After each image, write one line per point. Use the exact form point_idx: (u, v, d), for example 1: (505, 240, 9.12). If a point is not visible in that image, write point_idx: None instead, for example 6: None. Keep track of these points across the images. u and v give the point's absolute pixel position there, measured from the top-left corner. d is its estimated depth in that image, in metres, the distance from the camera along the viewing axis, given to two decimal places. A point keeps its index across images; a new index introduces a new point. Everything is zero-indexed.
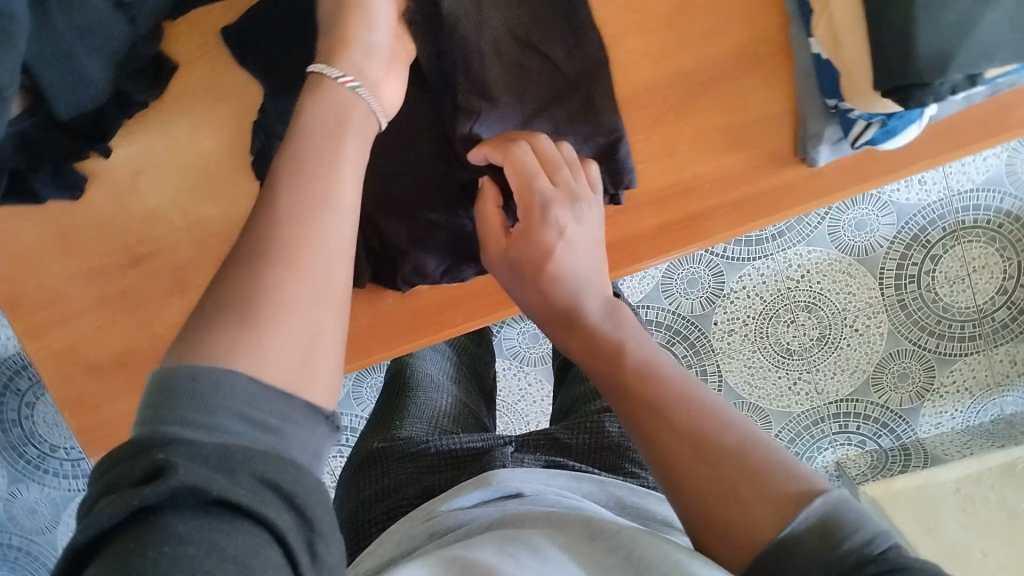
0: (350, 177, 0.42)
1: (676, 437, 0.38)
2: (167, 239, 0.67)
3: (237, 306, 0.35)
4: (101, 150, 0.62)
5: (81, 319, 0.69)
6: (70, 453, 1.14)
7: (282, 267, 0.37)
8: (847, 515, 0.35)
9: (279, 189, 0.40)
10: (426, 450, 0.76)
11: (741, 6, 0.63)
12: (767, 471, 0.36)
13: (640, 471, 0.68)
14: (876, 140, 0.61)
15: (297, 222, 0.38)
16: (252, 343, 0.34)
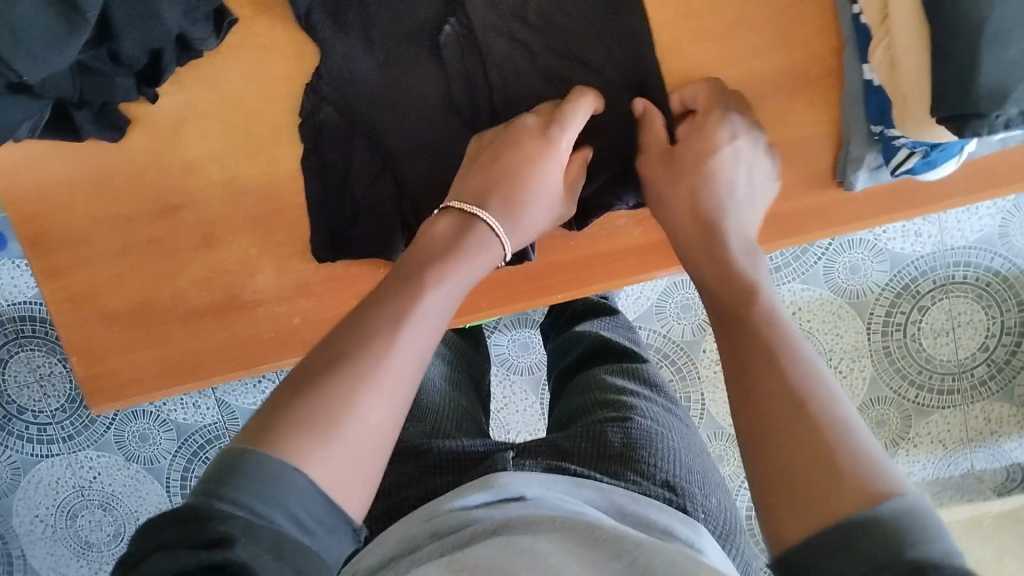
0: (431, 303, 0.50)
1: (768, 397, 0.43)
2: (201, 193, 0.67)
3: (311, 406, 0.43)
4: (148, 95, 0.62)
5: (102, 265, 0.68)
6: (38, 416, 1.16)
7: (357, 388, 0.43)
8: (918, 522, 0.36)
9: (374, 320, 0.47)
10: (428, 450, 0.75)
11: (798, 26, 0.64)
12: (850, 468, 0.39)
13: (643, 481, 0.67)
14: (917, 170, 0.62)
15: (380, 345, 0.46)
16: (319, 450, 0.41)
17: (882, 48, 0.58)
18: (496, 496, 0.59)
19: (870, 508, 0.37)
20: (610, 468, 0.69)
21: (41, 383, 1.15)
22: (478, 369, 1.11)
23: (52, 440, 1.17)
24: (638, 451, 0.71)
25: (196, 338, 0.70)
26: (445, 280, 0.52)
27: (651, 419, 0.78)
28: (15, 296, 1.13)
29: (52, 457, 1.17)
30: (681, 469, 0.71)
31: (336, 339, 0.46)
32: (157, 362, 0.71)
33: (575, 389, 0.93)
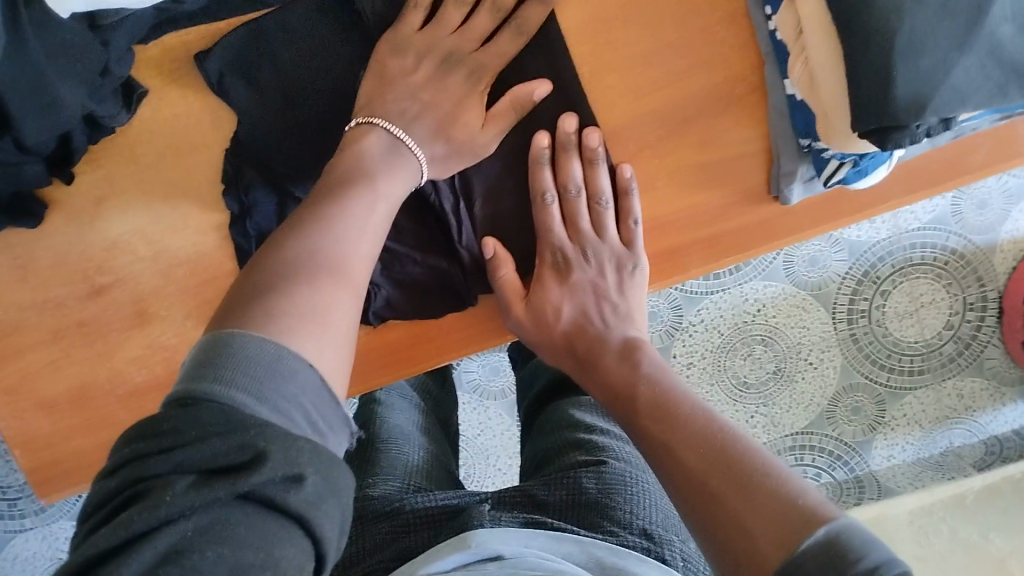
0: (380, 224, 0.54)
1: (693, 455, 0.50)
2: (131, 269, 0.65)
3: (270, 301, 0.43)
4: (62, 176, 0.61)
5: (35, 353, 0.66)
6: (6, 495, 1.14)
7: (327, 283, 0.47)
8: (853, 542, 0.39)
9: (324, 223, 0.51)
10: (400, 509, 0.74)
11: (718, 44, 0.63)
12: (776, 501, 0.43)
13: (620, 530, 0.66)
14: (848, 179, 0.62)
15: (338, 251, 0.49)
16: (300, 329, 0.42)
17: (801, 62, 0.58)
18: (473, 555, 0.58)
19: (811, 535, 0.40)
20: (587, 518, 0.68)
21: (6, 460, 1.13)
22: (444, 410, 1.09)
23: (23, 515, 1.14)
24: (611, 497, 0.70)
25: (141, 416, 0.68)
26: (379, 198, 0.55)
27: (623, 460, 0.77)
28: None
29: (24, 533, 1.14)
30: (656, 514, 0.71)
31: (286, 248, 0.48)
32: (102, 447, 0.68)
33: (543, 428, 0.92)
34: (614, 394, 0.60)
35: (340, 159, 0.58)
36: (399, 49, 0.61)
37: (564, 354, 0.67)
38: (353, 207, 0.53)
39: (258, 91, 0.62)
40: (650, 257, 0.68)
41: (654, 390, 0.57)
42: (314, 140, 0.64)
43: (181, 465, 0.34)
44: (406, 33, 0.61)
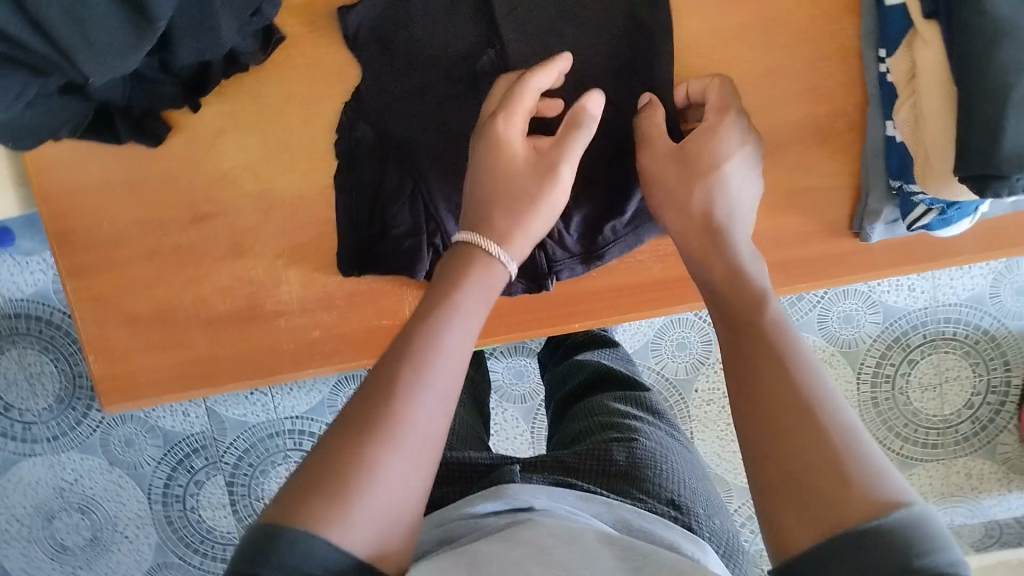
0: (451, 362, 0.45)
1: (782, 389, 0.42)
2: (235, 202, 0.68)
3: (335, 470, 0.40)
4: (193, 104, 0.63)
5: (130, 267, 0.68)
6: (23, 416, 1.18)
7: (384, 452, 0.40)
8: (919, 535, 0.36)
9: (392, 388, 0.42)
10: (439, 458, 0.79)
11: (827, 78, 0.66)
12: (863, 483, 0.38)
13: (649, 498, 0.69)
14: (932, 226, 0.65)
15: (398, 410, 0.42)
16: (338, 516, 0.38)
17: (908, 105, 0.61)
18: (508, 504, 0.61)
19: (871, 518, 0.37)
20: (618, 484, 0.71)
21: (30, 382, 1.17)
22: (479, 391, 1.11)
23: (37, 440, 1.19)
24: (642, 471, 0.73)
25: (216, 343, 0.71)
26: (459, 316, 0.47)
27: (654, 442, 0.80)
28: (13, 292, 1.15)
29: (35, 457, 1.20)
30: (685, 488, 0.74)
31: (352, 408, 0.42)
32: (174, 367, 0.71)
33: (576, 415, 0.95)
34: (715, 283, 0.53)
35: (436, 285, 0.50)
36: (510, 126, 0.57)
37: (690, 238, 0.57)
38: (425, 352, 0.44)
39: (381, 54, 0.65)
40: None
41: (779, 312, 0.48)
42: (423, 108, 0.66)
43: None
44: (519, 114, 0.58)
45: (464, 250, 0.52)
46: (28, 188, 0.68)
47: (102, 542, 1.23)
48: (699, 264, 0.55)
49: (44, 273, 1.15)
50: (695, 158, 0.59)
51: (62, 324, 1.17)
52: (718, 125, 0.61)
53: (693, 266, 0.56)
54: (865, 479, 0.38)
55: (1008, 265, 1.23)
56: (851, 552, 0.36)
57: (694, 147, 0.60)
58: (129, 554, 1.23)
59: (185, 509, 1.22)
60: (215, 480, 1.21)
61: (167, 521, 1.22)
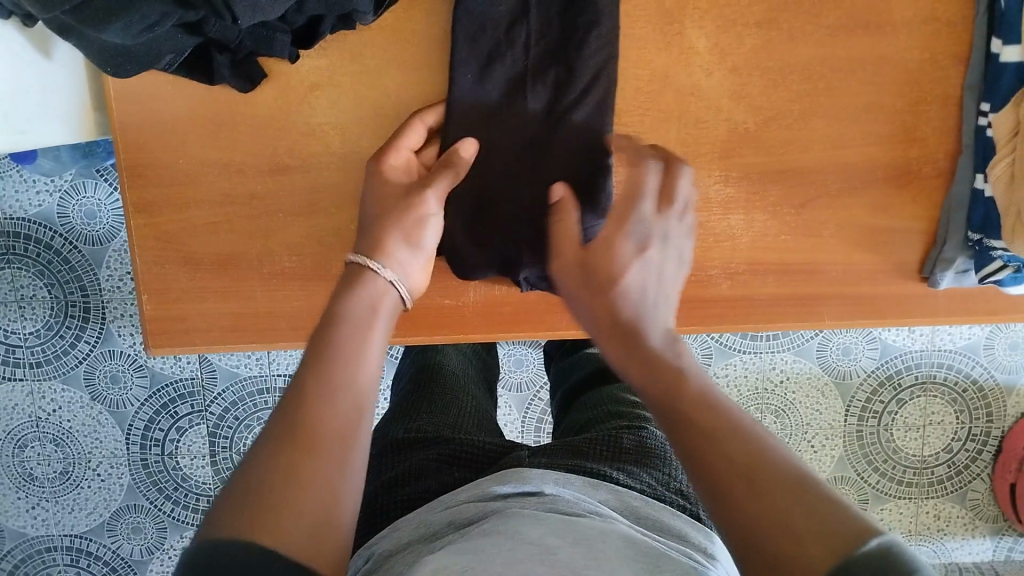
0: (365, 373, 0.48)
1: (729, 465, 0.40)
2: (317, 159, 0.66)
3: (252, 492, 0.40)
4: (291, 54, 0.61)
5: (198, 210, 0.67)
6: (10, 338, 1.15)
7: (311, 460, 0.42)
8: (902, 556, 0.35)
9: (303, 396, 0.45)
10: (450, 440, 0.74)
11: (925, 119, 0.67)
12: (828, 506, 0.38)
13: (657, 486, 0.63)
14: (1004, 282, 0.66)
15: (315, 421, 0.44)
16: (279, 524, 0.39)
17: (1004, 163, 0.62)
18: (515, 487, 0.56)
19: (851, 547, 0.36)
20: (629, 470, 0.65)
21: (21, 304, 1.14)
22: (491, 377, 1.10)
23: (19, 364, 1.16)
24: (653, 459, 0.67)
25: (273, 299, 0.69)
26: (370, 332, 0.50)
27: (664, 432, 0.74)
28: (16, 211, 1.11)
29: (15, 381, 1.16)
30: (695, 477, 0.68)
31: (274, 422, 0.44)
32: (225, 316, 0.70)
33: (582, 404, 0.88)
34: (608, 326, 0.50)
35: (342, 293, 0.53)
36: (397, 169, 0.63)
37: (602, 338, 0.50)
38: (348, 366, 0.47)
39: (480, 25, 0.63)
40: (790, 295, 0.71)
41: (694, 381, 0.45)
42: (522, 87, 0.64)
43: None
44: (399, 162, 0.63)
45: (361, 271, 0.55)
46: (101, 113, 0.66)
47: (73, 477, 1.19)
48: (595, 332, 0.51)
49: (48, 194, 1.10)
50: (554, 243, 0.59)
51: (61, 250, 1.12)
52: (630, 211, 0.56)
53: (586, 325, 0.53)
54: (818, 508, 0.38)
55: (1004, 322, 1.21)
56: None
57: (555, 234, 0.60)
58: (99, 493, 1.19)
59: (163, 454, 1.19)
60: (197, 428, 1.19)
61: (142, 464, 1.19)
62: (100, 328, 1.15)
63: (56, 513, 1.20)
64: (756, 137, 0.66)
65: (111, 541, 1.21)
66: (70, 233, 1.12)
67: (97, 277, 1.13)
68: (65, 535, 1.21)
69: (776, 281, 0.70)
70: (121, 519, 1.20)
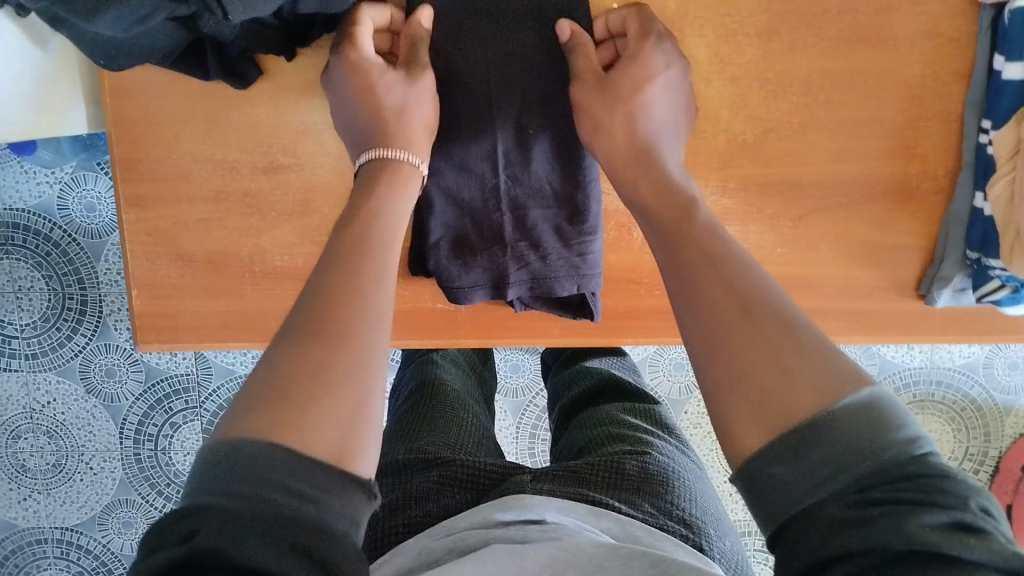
0: (389, 255, 0.47)
1: (722, 293, 0.41)
2: (312, 159, 0.66)
3: (272, 395, 0.38)
4: (286, 49, 0.61)
5: (192, 207, 0.67)
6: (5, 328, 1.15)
7: (330, 352, 0.40)
8: (891, 411, 0.35)
9: (334, 291, 0.43)
10: (452, 461, 0.71)
11: (927, 136, 0.66)
12: (822, 354, 0.37)
13: (659, 514, 0.62)
14: (1001, 301, 0.65)
15: (343, 299, 0.42)
16: (298, 418, 0.37)
17: (1004, 182, 0.61)
18: (517, 515, 0.55)
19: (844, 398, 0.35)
20: (630, 498, 0.63)
21: (18, 295, 1.13)
22: (486, 386, 1.08)
23: (15, 355, 1.16)
24: (654, 487, 0.65)
25: (265, 298, 0.69)
26: (377, 223, 0.49)
27: (668, 458, 0.72)
28: (16, 202, 1.11)
29: (10, 372, 1.16)
30: (698, 505, 0.66)
31: (303, 310, 0.42)
32: (217, 314, 0.70)
33: (580, 424, 0.87)
34: (620, 160, 0.57)
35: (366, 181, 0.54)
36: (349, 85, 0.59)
37: (615, 157, 0.57)
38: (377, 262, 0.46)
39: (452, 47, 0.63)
40: None
41: (709, 221, 0.47)
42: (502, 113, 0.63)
43: (161, 542, 0.33)
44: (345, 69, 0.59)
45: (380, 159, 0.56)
46: (97, 107, 0.68)
47: (65, 470, 1.19)
48: (607, 159, 0.58)
49: (49, 186, 1.10)
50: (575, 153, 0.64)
51: (59, 243, 1.12)
52: (640, 51, 0.60)
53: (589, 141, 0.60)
54: (813, 353, 0.37)
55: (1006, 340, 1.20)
56: (847, 441, 0.34)
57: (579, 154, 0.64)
58: (91, 486, 1.19)
59: (156, 450, 1.18)
60: (191, 425, 1.18)
61: (135, 459, 1.19)
62: (96, 322, 1.14)
63: (47, 506, 1.20)
64: (754, 148, 0.66)
65: (101, 535, 1.20)
66: (68, 225, 1.11)
67: (95, 271, 1.13)
68: (56, 528, 1.21)
69: None
70: (112, 514, 1.20)
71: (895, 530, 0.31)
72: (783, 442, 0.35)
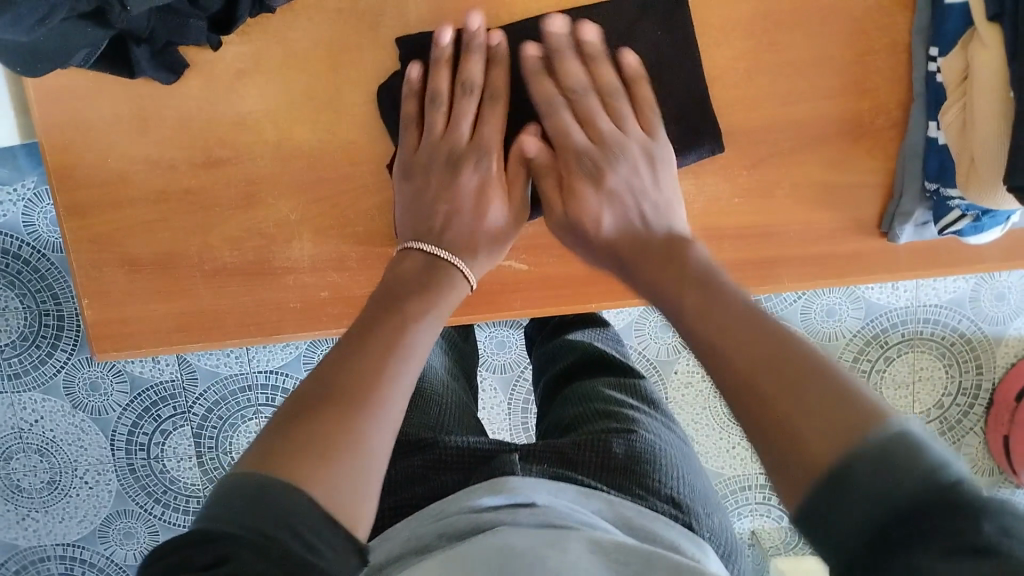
0: (419, 336, 0.50)
1: (729, 372, 0.40)
2: (251, 149, 0.64)
3: (303, 437, 0.39)
4: (211, 40, 0.59)
5: (134, 209, 0.65)
6: None
7: (348, 414, 0.41)
8: (916, 439, 0.33)
9: (364, 360, 0.45)
10: (438, 441, 0.63)
11: (876, 70, 0.65)
12: (850, 399, 0.36)
13: (650, 496, 0.55)
14: (963, 232, 0.64)
15: (368, 387, 0.43)
16: (329, 474, 0.38)
17: (956, 108, 0.60)
18: (506, 499, 0.49)
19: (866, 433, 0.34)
20: (620, 483, 0.56)
21: None
22: (466, 367, 0.96)
23: None
24: (645, 465, 0.58)
25: (219, 296, 0.68)
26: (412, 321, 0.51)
27: (655, 433, 0.64)
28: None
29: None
30: (691, 486, 0.59)
31: (329, 370, 0.44)
32: (171, 317, 0.68)
33: (567, 398, 0.77)
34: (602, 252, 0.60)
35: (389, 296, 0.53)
36: (411, 172, 0.63)
37: (646, 258, 0.56)
38: (386, 339, 0.48)
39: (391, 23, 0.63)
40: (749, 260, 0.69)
41: (705, 282, 0.48)
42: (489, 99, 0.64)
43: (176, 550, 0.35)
44: (405, 155, 0.63)
45: (442, 267, 0.59)
46: (27, 116, 0.65)
47: (61, 486, 1.17)
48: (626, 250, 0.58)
49: (12, 204, 1.08)
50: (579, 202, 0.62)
51: (28, 259, 1.10)
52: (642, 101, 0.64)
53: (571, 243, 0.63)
54: (827, 396, 0.36)
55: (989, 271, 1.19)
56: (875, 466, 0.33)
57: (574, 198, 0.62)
58: (87, 501, 1.18)
59: (149, 458, 1.17)
60: (181, 431, 1.17)
61: (130, 468, 1.17)
62: (75, 336, 1.13)
63: (46, 523, 1.18)
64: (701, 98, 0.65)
65: (103, 548, 1.19)
66: (36, 241, 1.10)
67: (67, 284, 1.11)
68: (57, 544, 1.19)
69: (735, 246, 0.68)
70: (112, 525, 1.18)
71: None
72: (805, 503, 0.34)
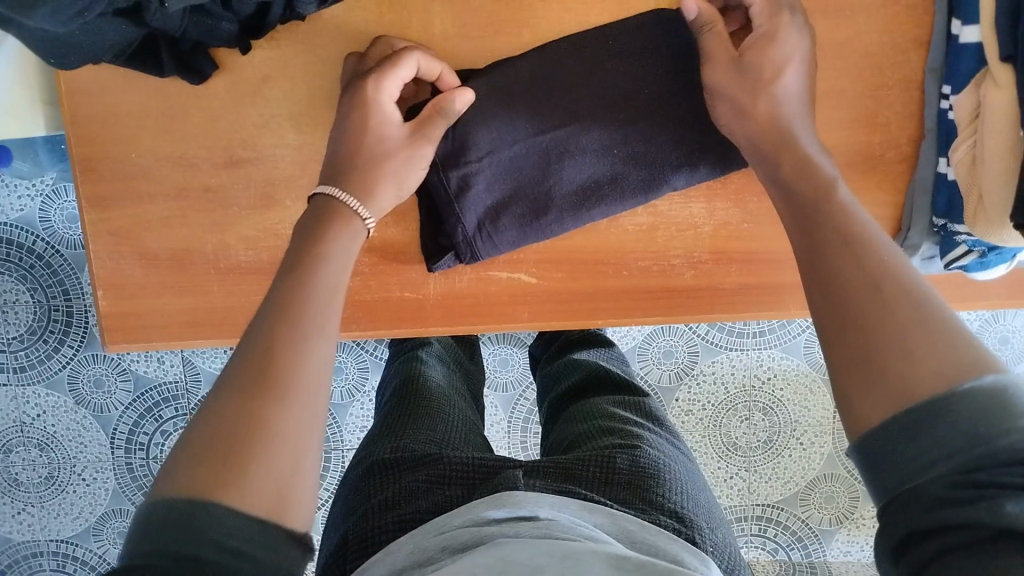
0: (332, 300, 0.51)
1: (854, 271, 0.46)
2: (272, 152, 0.65)
3: (226, 440, 0.42)
4: (241, 43, 0.60)
5: (154, 205, 0.66)
6: None
7: (268, 404, 0.43)
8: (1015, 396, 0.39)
9: (283, 340, 0.46)
10: (440, 457, 0.62)
11: (889, 105, 0.66)
12: (949, 335, 0.42)
13: (650, 510, 0.55)
14: (969, 268, 0.66)
15: (285, 372, 0.45)
16: (246, 478, 0.41)
17: (965, 146, 0.61)
18: (509, 512, 0.50)
19: (976, 379, 0.40)
20: (619, 499, 0.56)
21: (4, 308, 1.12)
22: (473, 383, 0.96)
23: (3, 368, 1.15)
24: (647, 482, 0.58)
25: (231, 294, 0.69)
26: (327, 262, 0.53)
27: (658, 451, 0.64)
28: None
29: None
30: (694, 503, 0.59)
31: (244, 356, 0.46)
32: (182, 313, 0.69)
33: (569, 418, 0.77)
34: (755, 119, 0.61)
35: (300, 243, 0.54)
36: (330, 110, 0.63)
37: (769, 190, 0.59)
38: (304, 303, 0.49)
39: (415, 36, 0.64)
40: (753, 285, 0.71)
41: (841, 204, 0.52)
42: (496, 117, 0.66)
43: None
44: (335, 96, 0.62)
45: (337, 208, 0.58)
46: (55, 110, 0.66)
47: (58, 482, 1.18)
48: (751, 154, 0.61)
49: (30, 198, 1.09)
50: (759, 67, 0.61)
51: (43, 254, 1.11)
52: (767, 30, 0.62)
53: (725, 120, 0.63)
54: (942, 345, 0.42)
55: (994, 312, 1.19)
56: (965, 416, 0.39)
57: (740, 67, 0.61)
58: (84, 498, 1.18)
59: (147, 458, 1.18)
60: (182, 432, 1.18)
61: (127, 468, 1.18)
62: (83, 333, 1.14)
63: (42, 518, 1.19)
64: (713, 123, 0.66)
65: (96, 546, 1.19)
66: (51, 237, 1.11)
67: (79, 280, 1.12)
68: (51, 541, 1.19)
69: (740, 271, 0.70)
70: (107, 524, 1.19)
71: (988, 514, 0.36)
72: (896, 430, 0.40)
